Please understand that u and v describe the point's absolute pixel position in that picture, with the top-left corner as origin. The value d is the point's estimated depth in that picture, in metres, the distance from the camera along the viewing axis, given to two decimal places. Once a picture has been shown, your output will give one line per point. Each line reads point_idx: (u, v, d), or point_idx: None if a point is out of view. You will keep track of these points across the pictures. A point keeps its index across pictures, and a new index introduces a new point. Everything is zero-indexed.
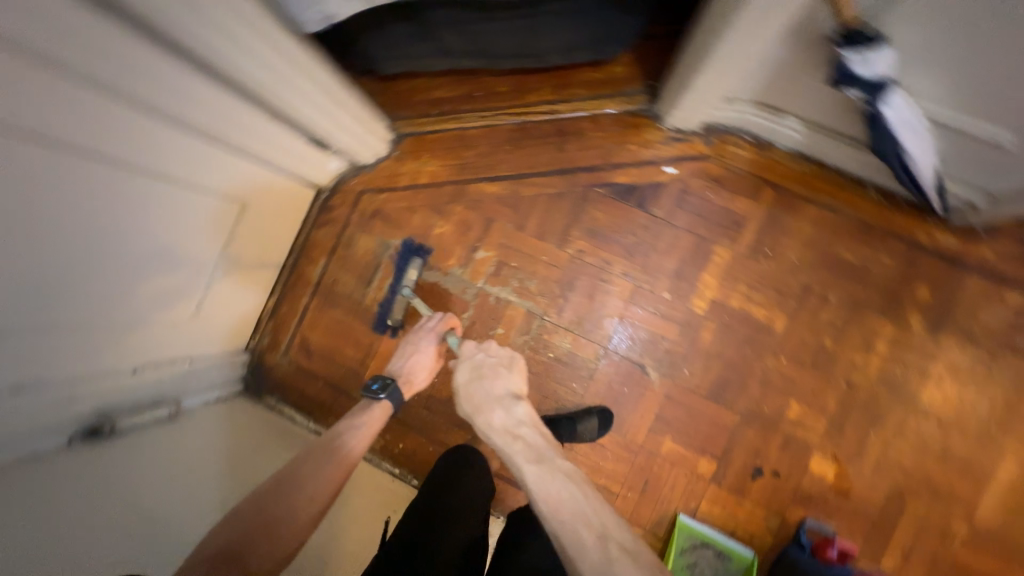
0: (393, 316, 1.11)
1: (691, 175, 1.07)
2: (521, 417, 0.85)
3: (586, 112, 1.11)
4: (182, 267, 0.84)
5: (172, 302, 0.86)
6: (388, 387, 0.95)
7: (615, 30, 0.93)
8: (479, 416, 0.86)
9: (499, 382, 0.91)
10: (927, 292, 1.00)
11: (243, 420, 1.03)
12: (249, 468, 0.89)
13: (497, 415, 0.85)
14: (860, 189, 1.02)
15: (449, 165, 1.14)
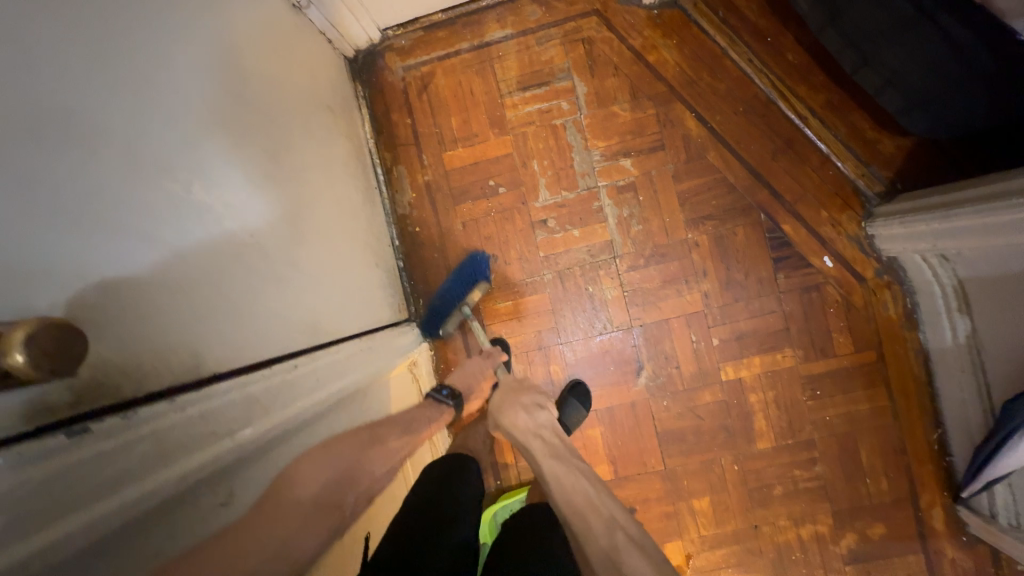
0: (446, 325, 1.01)
1: (836, 282, 1.00)
2: (545, 422, 0.82)
3: (825, 149, 0.99)
4: None
5: None
6: (452, 398, 0.87)
7: (942, 107, 0.80)
8: (501, 416, 0.82)
9: (524, 393, 0.85)
10: (879, 532, 1.00)
11: (351, 237, 0.86)
12: (327, 288, 0.72)
13: (518, 418, 0.81)
14: (931, 423, 0.98)
15: (682, 71, 1.02)
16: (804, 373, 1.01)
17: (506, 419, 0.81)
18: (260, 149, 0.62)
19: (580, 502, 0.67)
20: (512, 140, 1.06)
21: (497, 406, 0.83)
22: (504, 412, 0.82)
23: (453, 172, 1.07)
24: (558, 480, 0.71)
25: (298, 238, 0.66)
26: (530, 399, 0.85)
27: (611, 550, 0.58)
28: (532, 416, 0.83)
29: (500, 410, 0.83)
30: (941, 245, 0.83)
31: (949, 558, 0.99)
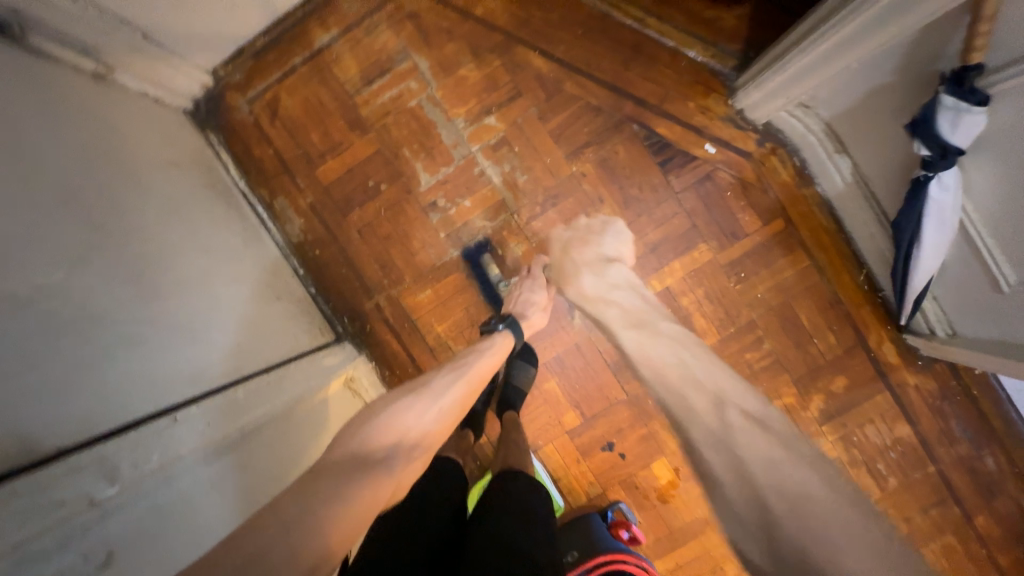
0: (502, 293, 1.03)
1: (725, 165, 1.01)
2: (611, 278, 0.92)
3: (671, 42, 0.99)
4: None
5: None
6: (507, 319, 0.90)
7: None
8: (569, 282, 0.93)
9: (585, 251, 0.97)
10: (841, 385, 1.03)
11: (236, 279, 0.86)
12: (212, 340, 0.73)
13: (585, 279, 0.92)
14: (855, 267, 1.00)
15: (512, 12, 1.01)
16: (724, 260, 1.02)
17: (578, 278, 0.92)
18: (75, 222, 0.61)
19: (674, 387, 0.73)
20: (377, 136, 1.04)
21: (560, 262, 0.96)
22: (563, 259, 0.96)
23: (330, 186, 1.06)
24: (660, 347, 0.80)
25: (160, 301, 0.67)
26: (592, 258, 0.96)
27: (757, 460, 0.60)
28: (580, 258, 0.97)
29: (562, 269, 0.96)
30: (797, 92, 0.84)
31: (912, 386, 1.01)
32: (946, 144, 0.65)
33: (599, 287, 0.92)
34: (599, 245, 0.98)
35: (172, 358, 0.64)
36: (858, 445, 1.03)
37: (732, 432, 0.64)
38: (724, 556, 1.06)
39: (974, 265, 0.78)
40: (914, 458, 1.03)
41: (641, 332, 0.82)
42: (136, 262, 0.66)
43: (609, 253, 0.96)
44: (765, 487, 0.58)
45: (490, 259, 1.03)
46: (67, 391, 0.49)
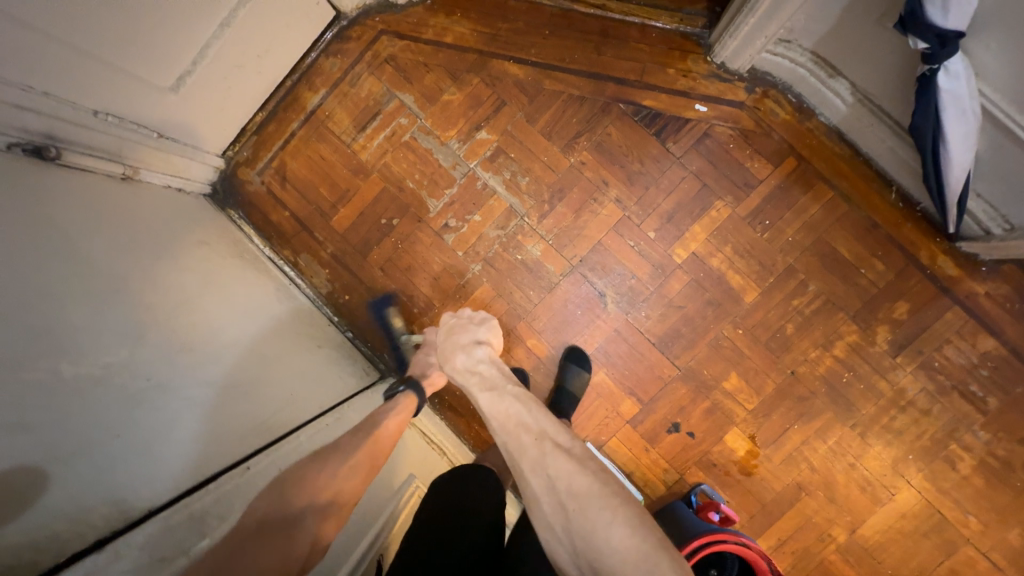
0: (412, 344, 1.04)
1: (721, 119, 1.00)
2: (482, 358, 0.76)
3: (637, 19, 1.02)
4: (181, 18, 0.81)
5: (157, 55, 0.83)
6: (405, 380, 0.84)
7: None
8: (444, 364, 0.78)
9: (462, 334, 0.81)
10: (905, 310, 0.96)
11: (278, 333, 0.91)
12: (269, 393, 0.77)
13: (457, 360, 0.77)
14: (884, 186, 0.96)
15: (480, 32, 1.06)
16: (744, 212, 1.00)
17: (450, 363, 0.77)
18: (127, 304, 0.65)
19: (508, 423, 0.65)
20: (380, 175, 1.09)
21: (439, 348, 0.80)
22: (450, 339, 0.80)
23: (346, 232, 1.10)
24: (490, 405, 0.68)
25: (215, 365, 0.72)
26: (468, 341, 0.80)
27: (568, 490, 0.57)
28: (458, 339, 0.80)
29: (445, 355, 0.79)
30: (773, 30, 0.85)
31: (983, 294, 0.94)
32: (943, 31, 0.63)
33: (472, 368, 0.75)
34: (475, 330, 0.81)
35: (233, 415, 0.68)
36: (943, 370, 0.96)
37: (546, 459, 0.59)
38: (829, 520, 0.98)
39: (1012, 147, 0.74)
40: (1010, 370, 0.94)
41: (494, 395, 0.69)
42: (188, 333, 0.72)
43: (478, 339, 0.80)
44: (567, 502, 0.56)
45: (393, 312, 1.06)
46: (144, 459, 0.54)
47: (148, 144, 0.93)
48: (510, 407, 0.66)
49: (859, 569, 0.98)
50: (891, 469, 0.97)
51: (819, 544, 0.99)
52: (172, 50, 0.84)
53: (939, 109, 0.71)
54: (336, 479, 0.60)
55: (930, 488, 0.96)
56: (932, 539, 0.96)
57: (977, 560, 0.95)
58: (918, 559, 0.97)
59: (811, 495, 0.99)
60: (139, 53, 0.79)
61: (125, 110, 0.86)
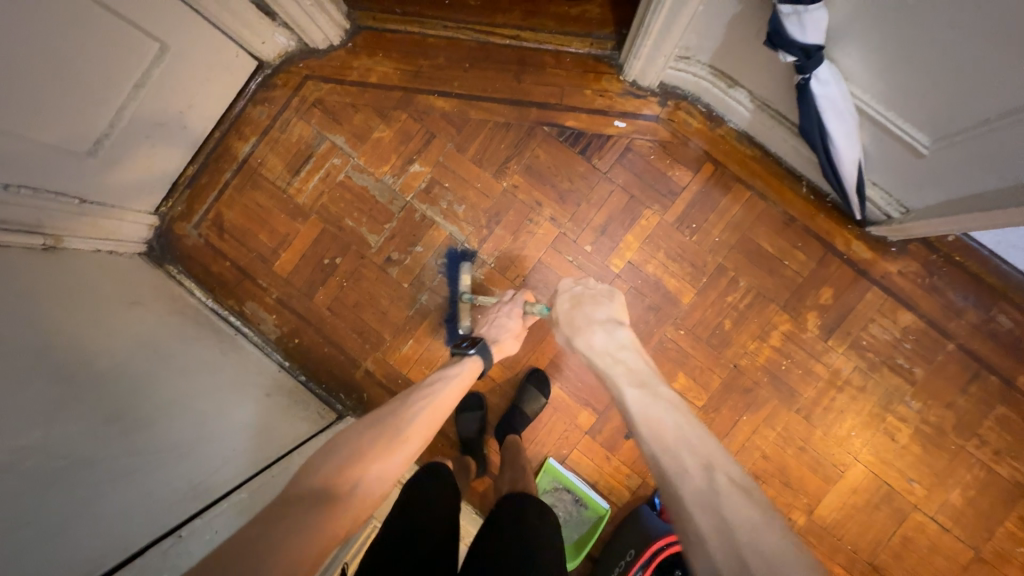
0: (465, 325, 1.02)
1: (639, 134, 1.05)
2: (624, 341, 0.77)
3: (550, 47, 1.07)
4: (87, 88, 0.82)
5: (68, 125, 0.83)
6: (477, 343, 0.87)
7: None
8: (578, 337, 0.79)
9: (594, 309, 0.82)
10: (829, 295, 1.02)
11: (224, 384, 0.90)
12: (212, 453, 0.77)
13: (594, 337, 0.78)
14: (794, 183, 1.03)
15: (403, 70, 1.09)
16: (672, 218, 1.05)
17: (584, 338, 0.78)
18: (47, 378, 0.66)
19: (667, 437, 0.60)
20: (318, 217, 1.10)
21: (566, 316, 0.82)
22: (570, 316, 0.82)
23: (290, 276, 1.10)
24: (639, 406, 0.66)
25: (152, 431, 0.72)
26: (603, 319, 0.81)
27: (747, 525, 0.49)
28: (591, 313, 0.81)
29: (571, 326, 0.81)
30: (669, 50, 0.91)
31: (896, 273, 1.01)
32: (805, 46, 0.68)
33: (609, 347, 0.77)
34: (610, 307, 0.82)
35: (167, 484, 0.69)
36: (870, 347, 1.02)
37: (715, 485, 0.53)
38: (787, 505, 1.02)
39: (889, 141, 0.81)
40: (930, 341, 1.01)
41: (643, 391, 0.68)
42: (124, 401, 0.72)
43: (608, 316, 0.81)
44: (745, 548, 0.47)
45: (467, 270, 1.05)
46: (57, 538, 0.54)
47: (69, 212, 0.91)
48: (664, 417, 0.63)
49: (821, 548, 1.01)
50: (837, 447, 1.02)
51: None
52: (84, 116, 0.84)
53: (818, 111, 0.77)
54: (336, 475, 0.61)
55: (875, 462, 1.01)
56: (884, 510, 1.01)
57: (926, 524, 1.00)
58: (873, 531, 1.01)
59: (768, 483, 1.02)
60: (44, 122, 0.79)
61: (38, 181, 0.85)
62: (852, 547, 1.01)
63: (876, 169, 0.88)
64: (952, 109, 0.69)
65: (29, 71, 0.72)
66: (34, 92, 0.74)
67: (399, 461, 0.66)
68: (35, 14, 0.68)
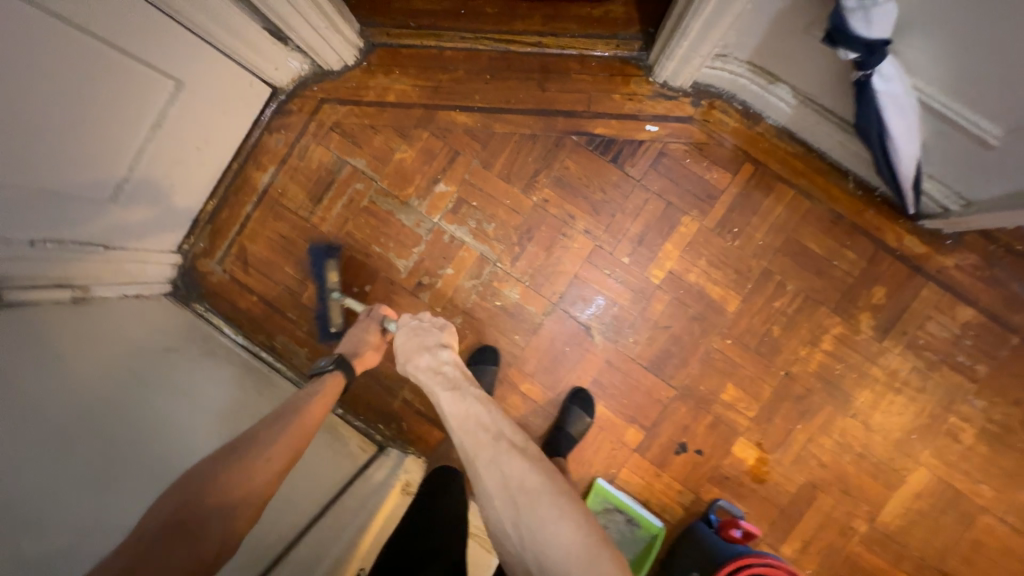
0: (334, 323, 1.02)
1: (672, 137, 1.01)
2: (446, 361, 0.78)
3: (574, 51, 1.02)
4: (105, 133, 0.79)
5: (89, 172, 0.80)
6: (335, 358, 0.89)
7: None
8: (408, 363, 0.79)
9: (428, 336, 0.81)
10: (883, 294, 0.98)
11: None
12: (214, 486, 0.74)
13: (420, 360, 0.79)
14: (840, 178, 0.98)
15: (422, 86, 1.05)
16: (711, 224, 1.00)
17: (411, 363, 0.79)
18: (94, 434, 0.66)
19: (481, 449, 0.69)
20: (344, 244, 1.07)
21: (399, 347, 0.81)
22: (408, 342, 0.81)
23: (320, 307, 1.08)
24: (459, 417, 0.72)
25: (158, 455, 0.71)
26: (431, 343, 0.80)
27: (557, 552, 0.61)
28: (434, 341, 0.81)
29: (404, 355, 0.80)
30: (706, 49, 0.86)
31: (953, 267, 0.96)
32: (870, 41, 0.63)
33: (430, 373, 0.77)
34: (439, 335, 0.81)
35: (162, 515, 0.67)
36: (928, 346, 0.97)
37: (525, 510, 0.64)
38: (847, 514, 0.98)
39: (953, 134, 0.76)
40: (993, 337, 0.96)
41: (456, 395, 0.74)
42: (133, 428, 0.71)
43: (439, 341, 0.81)
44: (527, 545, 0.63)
45: (333, 266, 1.02)
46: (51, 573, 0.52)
47: (95, 259, 0.89)
48: (484, 429, 0.71)
49: (885, 556, 0.98)
50: (898, 452, 0.98)
51: (843, 538, 0.99)
52: (104, 160, 0.81)
53: (880, 108, 0.72)
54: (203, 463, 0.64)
55: (939, 465, 0.97)
56: (950, 514, 0.97)
57: (996, 527, 0.96)
58: (939, 536, 0.97)
59: (826, 492, 0.99)
60: (66, 170, 0.76)
61: (63, 231, 0.82)
62: (919, 553, 0.97)
63: (935, 163, 0.84)
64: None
65: (47, 122, 0.69)
66: (54, 140, 0.72)
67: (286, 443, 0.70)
68: (52, 63, 0.65)
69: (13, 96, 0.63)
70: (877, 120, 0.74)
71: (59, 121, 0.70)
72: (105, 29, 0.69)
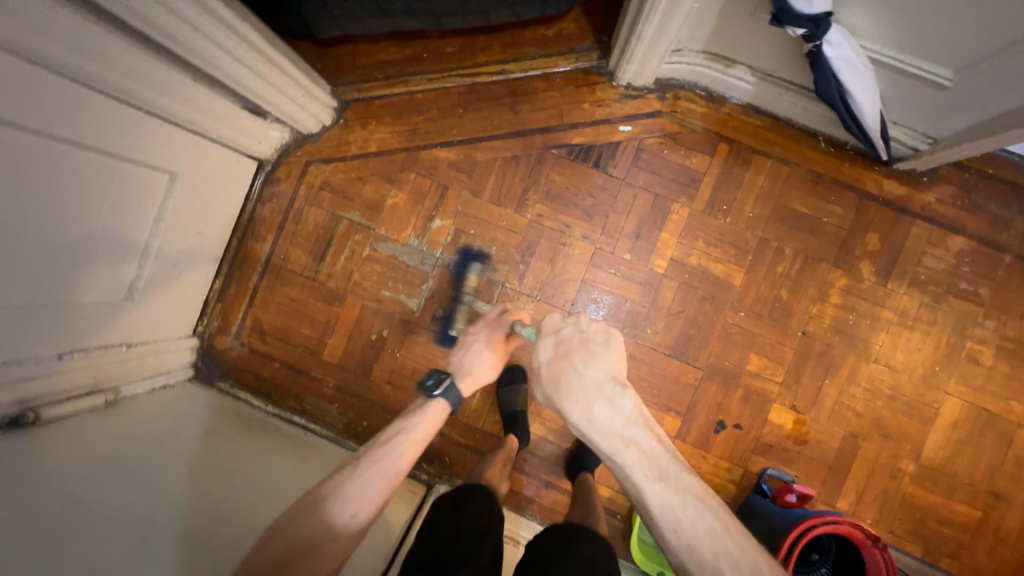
0: (455, 325, 1.06)
1: (646, 132, 1.05)
2: (627, 413, 0.67)
3: (537, 71, 1.07)
4: (115, 237, 0.81)
5: (105, 277, 0.82)
6: (442, 382, 0.88)
7: None
8: (569, 404, 0.68)
9: (591, 371, 0.69)
10: (876, 240, 1.02)
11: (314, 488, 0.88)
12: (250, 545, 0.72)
13: (597, 411, 0.67)
14: (811, 140, 1.02)
15: (400, 131, 1.09)
16: (701, 206, 1.04)
17: (579, 410, 0.67)
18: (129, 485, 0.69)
19: (676, 504, 0.64)
20: (355, 295, 1.09)
21: (552, 374, 0.70)
22: (557, 376, 0.70)
23: (342, 361, 1.09)
24: (661, 493, 0.64)
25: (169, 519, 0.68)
26: (600, 378, 0.69)
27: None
28: (585, 372, 0.69)
29: (556, 385, 0.70)
30: (661, 48, 0.91)
31: (934, 201, 1.01)
32: (813, 15, 0.69)
33: (611, 419, 0.67)
34: (604, 360, 0.71)
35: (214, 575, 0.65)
36: (930, 280, 1.01)
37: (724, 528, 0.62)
38: (892, 456, 1.00)
39: (906, 82, 0.81)
40: (987, 259, 1.00)
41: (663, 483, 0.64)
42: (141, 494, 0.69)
43: (607, 374, 0.69)
44: None
45: (479, 272, 1.06)
46: None
47: (118, 360, 0.90)
48: (669, 471, 0.65)
49: (938, 490, 1.00)
50: (926, 386, 1.00)
51: (894, 481, 1.01)
52: (115, 263, 0.83)
53: (835, 71, 0.77)
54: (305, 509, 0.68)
55: (968, 391, 1.00)
56: (989, 436, 0.99)
57: None
58: (984, 460, 0.99)
59: (868, 440, 1.01)
60: (83, 281, 0.78)
61: (86, 338, 0.84)
62: (969, 481, 0.99)
63: (895, 111, 0.89)
64: (969, 42, 0.70)
65: (63, 238, 0.71)
66: (69, 256, 0.74)
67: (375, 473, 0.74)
68: (62, 184, 0.68)
69: (32, 223, 0.66)
70: (835, 82, 0.78)
71: (72, 236, 0.73)
72: (103, 141, 0.72)
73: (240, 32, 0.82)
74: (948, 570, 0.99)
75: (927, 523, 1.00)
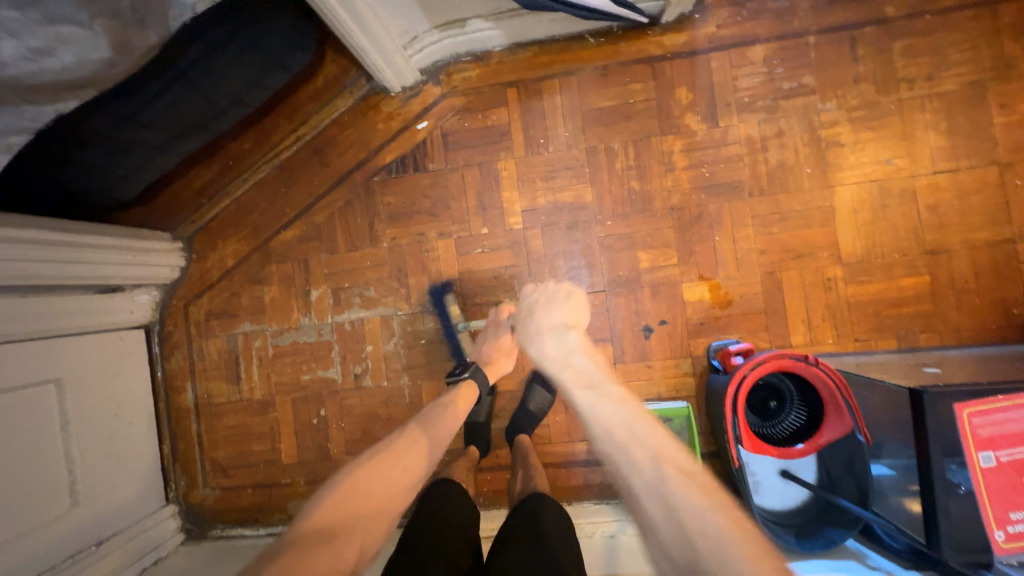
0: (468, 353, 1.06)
1: (442, 118, 1.09)
2: (573, 344, 0.68)
3: (325, 121, 1.12)
4: (27, 461, 0.86)
5: (38, 500, 0.87)
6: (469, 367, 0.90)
7: (291, 40, 0.95)
8: (529, 346, 0.71)
9: (551, 313, 0.73)
10: (686, 91, 1.02)
11: None
12: None
13: (545, 344, 0.69)
14: (580, 42, 1.04)
15: (245, 236, 1.15)
16: (522, 152, 1.06)
17: (536, 347, 0.70)
18: None
19: (618, 432, 0.55)
20: (282, 393, 1.13)
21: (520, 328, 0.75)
22: (525, 325, 0.74)
23: (301, 456, 1.12)
24: (592, 402, 0.59)
25: None
26: (555, 323, 0.72)
27: None
28: (543, 318, 0.73)
29: (526, 339, 0.73)
30: (394, 49, 0.94)
31: (717, 28, 1.01)
32: None
33: (558, 352, 0.68)
34: (562, 309, 0.73)
35: None
36: (755, 98, 1.00)
37: (667, 479, 0.50)
38: (816, 270, 0.98)
39: None
40: (794, 50, 0.99)
41: (600, 396, 0.59)
42: None
43: (563, 320, 0.71)
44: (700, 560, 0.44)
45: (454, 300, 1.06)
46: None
47: (96, 561, 0.95)
48: (614, 414, 0.56)
49: (876, 277, 0.96)
50: (809, 192, 0.98)
51: (830, 292, 0.97)
52: (42, 482, 0.88)
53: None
54: (343, 501, 0.64)
55: (848, 174, 0.97)
56: (893, 202, 0.96)
57: (936, 181, 0.95)
58: (901, 226, 0.96)
59: (785, 268, 0.98)
60: (14, 514, 0.83)
61: (51, 558, 0.88)
62: (899, 253, 0.96)
63: None
64: None
65: None
66: None
67: (402, 467, 0.71)
68: None
69: None
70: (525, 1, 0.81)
71: None
72: None
73: (39, 236, 0.87)
74: (931, 344, 0.94)
75: (885, 312, 0.96)
